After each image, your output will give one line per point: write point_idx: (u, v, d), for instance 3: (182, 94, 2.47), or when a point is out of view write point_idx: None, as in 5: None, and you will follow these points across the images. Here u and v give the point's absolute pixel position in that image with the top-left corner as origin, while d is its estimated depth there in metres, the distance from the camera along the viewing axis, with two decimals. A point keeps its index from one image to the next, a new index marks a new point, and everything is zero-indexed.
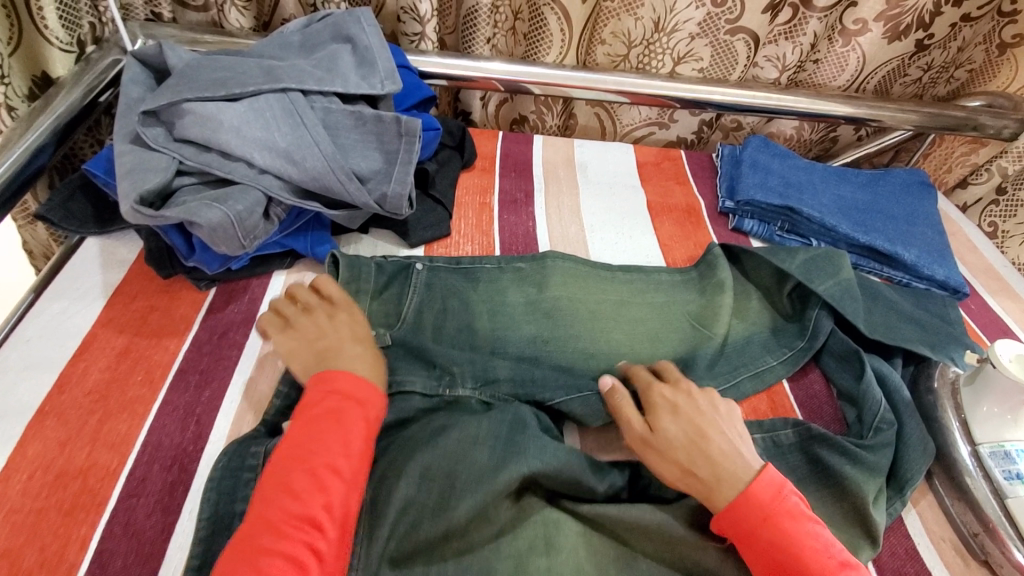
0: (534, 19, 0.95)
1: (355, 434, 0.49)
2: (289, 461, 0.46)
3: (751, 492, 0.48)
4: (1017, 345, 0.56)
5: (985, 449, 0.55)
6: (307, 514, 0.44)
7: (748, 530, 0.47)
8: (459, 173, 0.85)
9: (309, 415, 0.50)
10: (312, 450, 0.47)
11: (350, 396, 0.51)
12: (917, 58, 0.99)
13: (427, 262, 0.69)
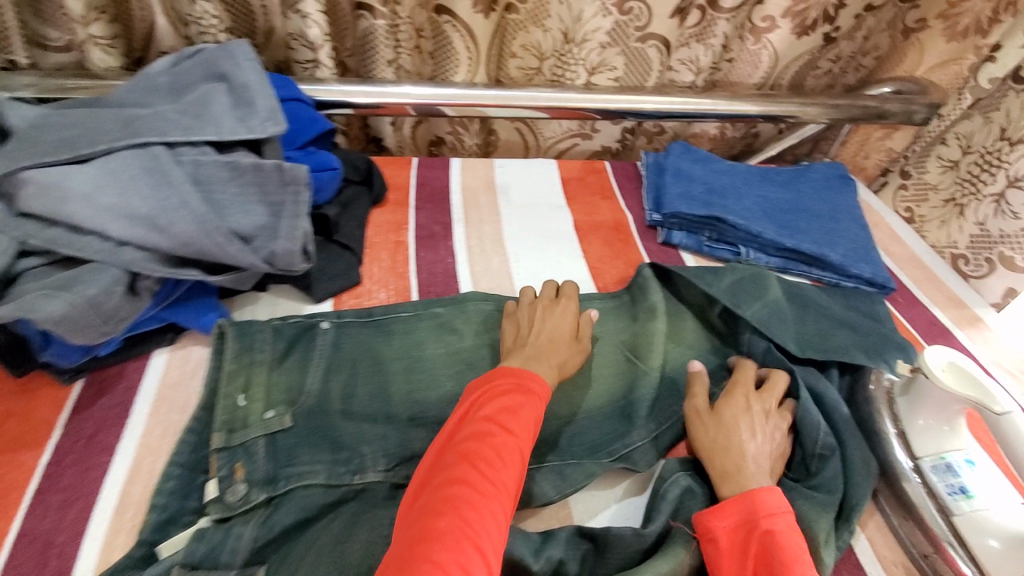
0: (438, 37, 0.90)
1: (533, 420, 0.51)
2: (481, 430, 0.48)
3: (729, 503, 0.50)
4: (946, 352, 0.55)
5: (927, 463, 0.54)
6: (497, 484, 0.45)
7: (712, 530, 0.49)
8: (370, 210, 0.78)
9: (491, 394, 0.51)
10: (502, 424, 0.49)
11: (533, 389, 0.53)
12: (826, 51, 0.99)
13: (334, 318, 0.63)
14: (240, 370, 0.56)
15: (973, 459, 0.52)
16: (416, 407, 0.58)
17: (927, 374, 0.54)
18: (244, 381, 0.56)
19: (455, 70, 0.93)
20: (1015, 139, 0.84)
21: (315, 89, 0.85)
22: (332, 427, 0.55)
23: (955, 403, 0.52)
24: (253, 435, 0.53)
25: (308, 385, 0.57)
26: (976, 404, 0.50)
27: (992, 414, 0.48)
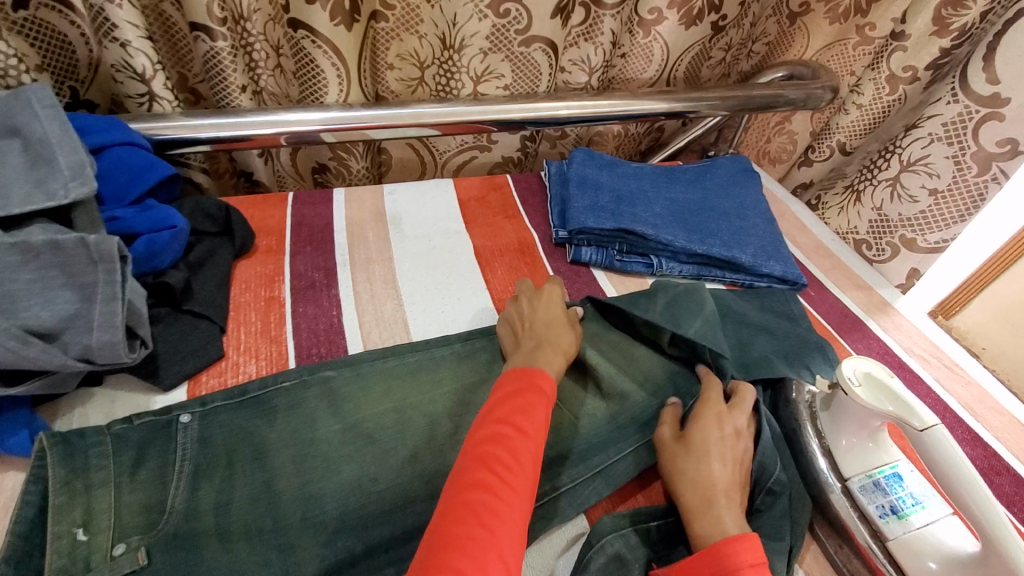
0: (299, 54, 0.80)
1: (546, 421, 0.47)
2: (495, 434, 0.44)
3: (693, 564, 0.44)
4: (860, 361, 0.52)
5: (856, 484, 0.51)
6: (516, 489, 0.41)
7: None
8: (233, 265, 0.68)
9: (502, 397, 0.48)
10: (520, 424, 0.46)
11: (544, 391, 0.49)
12: (717, 41, 0.97)
13: (197, 407, 0.52)
14: (70, 499, 0.44)
15: (900, 472, 0.49)
16: (310, 505, 0.48)
17: (844, 388, 0.51)
18: (83, 511, 0.44)
19: (325, 91, 0.82)
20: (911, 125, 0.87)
21: (156, 125, 0.72)
22: (198, 559, 0.44)
23: (874, 417, 0.49)
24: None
25: (174, 501, 0.46)
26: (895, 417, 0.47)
27: (911, 428, 0.45)
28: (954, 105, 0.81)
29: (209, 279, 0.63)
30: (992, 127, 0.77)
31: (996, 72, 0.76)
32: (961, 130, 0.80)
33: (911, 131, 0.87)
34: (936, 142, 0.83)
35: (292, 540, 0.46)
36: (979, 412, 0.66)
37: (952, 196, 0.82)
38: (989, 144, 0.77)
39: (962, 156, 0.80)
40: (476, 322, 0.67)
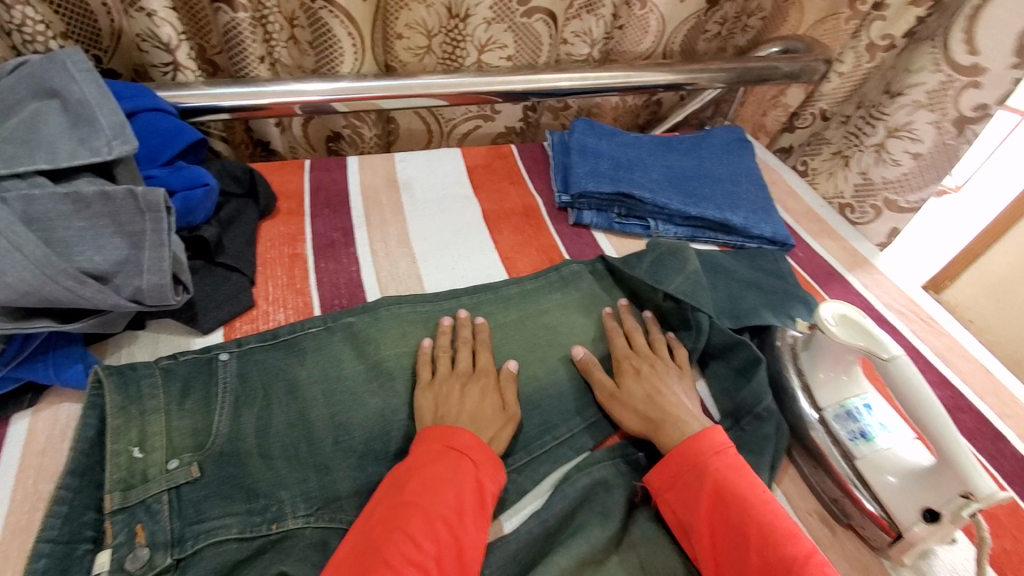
0: (315, 24, 0.83)
1: (471, 491, 0.48)
2: (410, 507, 0.46)
3: (678, 454, 0.52)
4: (836, 304, 0.56)
5: (829, 412, 0.57)
6: (417, 565, 0.42)
7: (674, 475, 0.51)
8: (258, 224, 0.73)
9: (424, 464, 0.49)
10: (428, 495, 0.46)
11: (470, 456, 0.50)
12: (713, 14, 1.01)
13: (233, 347, 0.58)
14: (126, 422, 0.50)
15: (869, 402, 0.56)
16: (341, 432, 0.53)
17: (821, 328, 0.56)
18: (138, 432, 0.50)
19: (341, 61, 0.86)
20: (895, 93, 0.92)
21: (180, 93, 0.77)
22: (243, 473, 0.49)
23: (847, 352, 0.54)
24: (155, 491, 0.47)
25: (217, 427, 0.52)
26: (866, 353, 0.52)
27: (880, 362, 0.50)
28: (937, 74, 0.86)
29: (238, 236, 0.68)
30: (971, 95, 0.82)
31: (976, 44, 0.81)
32: (943, 97, 0.85)
33: (895, 99, 0.91)
34: (920, 109, 0.88)
35: (326, 461, 0.52)
36: (950, 358, 0.72)
37: (933, 160, 0.88)
38: (967, 110, 0.83)
39: (943, 123, 0.86)
40: (484, 278, 0.73)
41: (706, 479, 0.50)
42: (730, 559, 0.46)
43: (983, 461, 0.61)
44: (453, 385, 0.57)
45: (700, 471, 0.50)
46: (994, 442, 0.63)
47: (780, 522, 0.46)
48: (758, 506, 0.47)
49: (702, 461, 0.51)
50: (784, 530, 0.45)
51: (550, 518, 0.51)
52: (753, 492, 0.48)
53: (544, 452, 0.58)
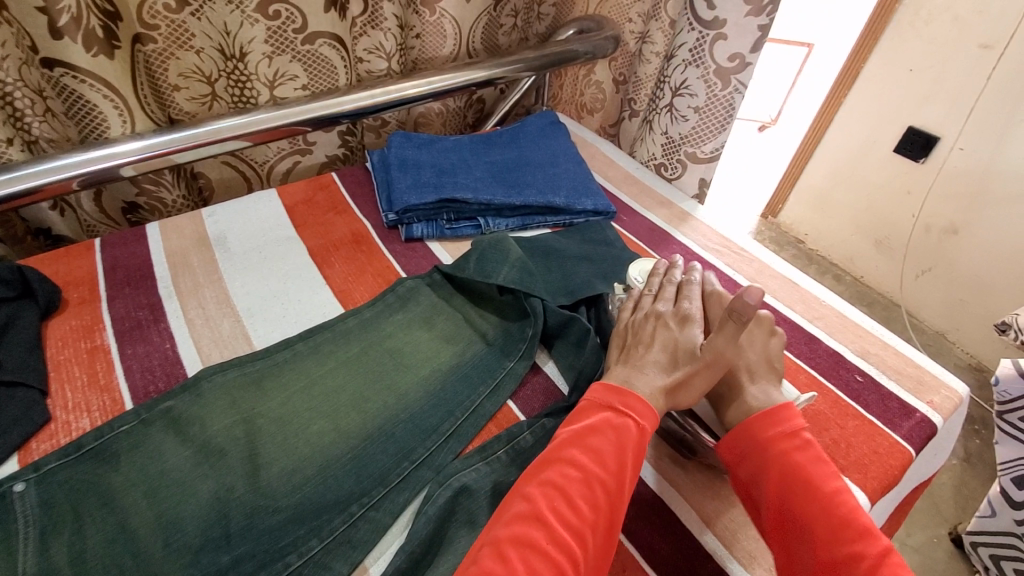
0: (66, 94, 0.74)
1: (632, 451, 0.51)
2: (574, 467, 0.49)
3: (749, 432, 0.54)
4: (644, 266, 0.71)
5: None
6: (573, 529, 0.46)
7: (743, 454, 0.54)
8: (44, 325, 0.64)
9: (601, 419, 0.53)
10: (582, 459, 0.50)
11: (636, 416, 0.53)
12: (502, 8, 1.03)
13: (31, 473, 0.50)
14: None
15: None
16: (171, 530, 0.48)
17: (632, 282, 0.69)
18: None
19: (105, 126, 0.77)
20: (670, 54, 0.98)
21: None
22: None
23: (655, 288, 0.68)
24: None
25: (15, 570, 0.45)
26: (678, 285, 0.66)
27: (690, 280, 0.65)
28: (692, 32, 0.91)
29: (17, 345, 0.60)
30: (722, 46, 0.88)
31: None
32: (702, 53, 0.91)
33: (672, 61, 0.97)
34: (689, 67, 0.94)
35: (154, 569, 0.46)
36: (762, 280, 0.80)
37: (711, 110, 0.94)
38: (723, 61, 0.89)
39: (708, 76, 0.92)
40: (319, 317, 0.69)
41: (777, 461, 0.52)
42: (796, 537, 0.49)
43: (800, 364, 0.69)
44: (649, 323, 0.61)
45: (772, 451, 0.53)
46: (808, 343, 0.71)
47: (854, 518, 0.48)
48: (836, 496, 0.50)
49: (768, 444, 0.53)
50: (857, 527, 0.48)
51: (415, 546, 0.49)
52: (829, 482, 0.51)
53: (403, 478, 0.55)
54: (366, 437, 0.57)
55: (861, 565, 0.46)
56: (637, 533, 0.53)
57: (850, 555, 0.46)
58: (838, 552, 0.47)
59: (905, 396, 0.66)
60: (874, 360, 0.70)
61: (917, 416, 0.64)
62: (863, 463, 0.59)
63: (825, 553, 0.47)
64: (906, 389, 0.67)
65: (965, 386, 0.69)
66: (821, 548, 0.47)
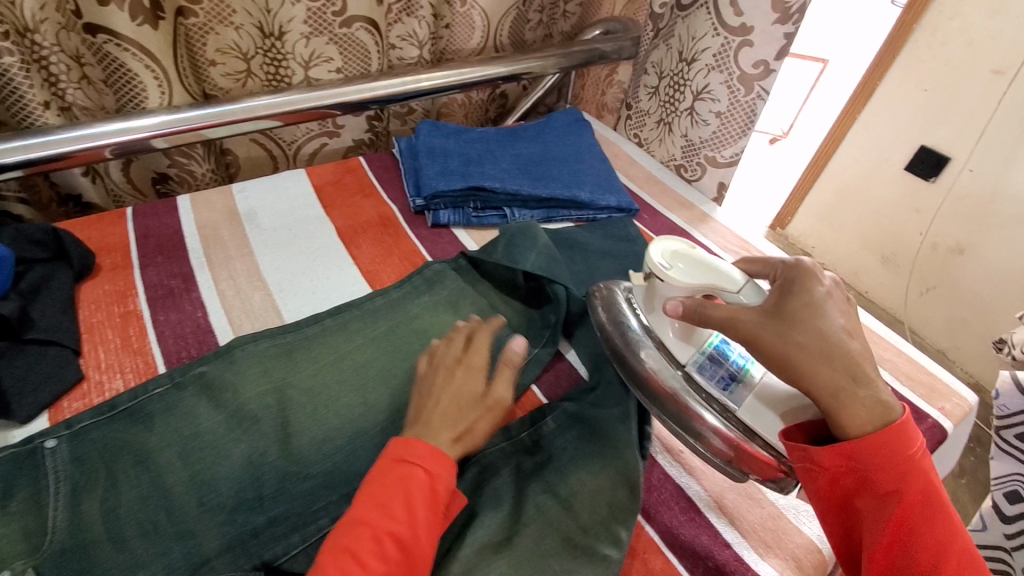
0: (105, 61, 0.76)
1: (425, 504, 0.45)
2: (366, 528, 0.43)
3: (887, 437, 0.43)
4: (670, 244, 0.57)
5: (692, 368, 0.57)
6: None
7: (883, 465, 0.43)
8: (78, 288, 0.65)
9: (388, 471, 0.45)
10: (372, 515, 0.43)
11: (432, 470, 0.46)
12: (530, 5, 1.04)
13: (63, 430, 0.51)
14: None
15: (724, 339, 0.56)
16: (205, 490, 0.50)
17: (665, 274, 0.55)
18: None
19: (144, 96, 0.78)
20: (690, 59, 0.99)
21: None
22: (92, 564, 0.44)
23: (690, 296, 0.54)
24: None
25: (52, 521, 0.46)
26: (715, 289, 0.53)
27: (730, 295, 0.52)
28: (717, 38, 0.92)
29: (51, 304, 0.60)
30: (747, 53, 0.89)
31: (739, 6, 0.87)
32: (726, 58, 0.92)
33: (693, 65, 0.98)
34: (712, 72, 0.95)
35: (190, 525, 0.48)
36: None
37: (733, 115, 0.95)
38: (747, 68, 0.90)
39: (731, 81, 0.93)
40: (347, 295, 0.71)
41: (911, 485, 0.43)
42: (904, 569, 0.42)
43: None
44: (454, 367, 0.54)
45: (909, 471, 0.43)
46: None
47: (968, 547, 0.43)
48: (954, 525, 0.43)
49: (910, 461, 0.43)
50: (969, 558, 0.43)
51: None
52: (948, 511, 0.44)
53: None
54: (393, 414, 0.59)
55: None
56: (656, 518, 0.55)
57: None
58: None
59: (917, 402, 0.68)
60: (888, 366, 0.72)
61: (930, 421, 0.66)
62: None
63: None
64: (918, 395, 0.68)
65: (976, 395, 0.71)
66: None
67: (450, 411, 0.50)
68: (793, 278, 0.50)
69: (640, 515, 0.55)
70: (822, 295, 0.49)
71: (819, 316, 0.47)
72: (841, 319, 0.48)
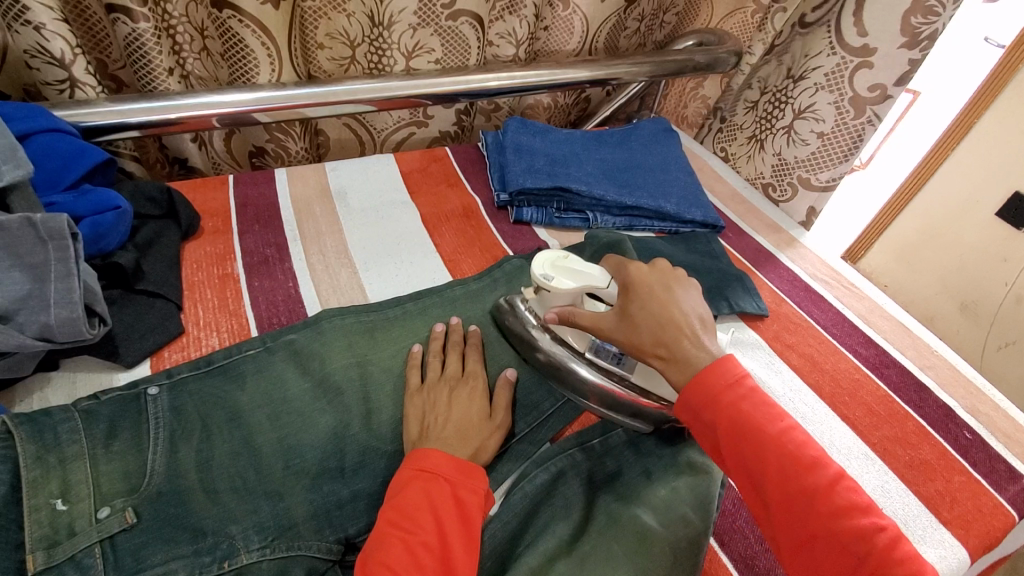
0: (225, 34, 0.79)
1: (452, 512, 0.47)
2: (399, 535, 0.44)
3: (702, 378, 0.47)
4: (543, 259, 0.59)
5: (591, 353, 0.60)
6: None
7: (700, 408, 0.47)
8: (182, 246, 0.68)
9: (412, 485, 0.48)
10: (402, 524, 0.45)
11: (453, 481, 0.48)
12: (630, 12, 1.02)
13: (163, 379, 0.53)
14: (53, 472, 0.45)
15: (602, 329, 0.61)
16: (292, 454, 0.51)
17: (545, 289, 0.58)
18: (60, 482, 0.45)
19: (256, 71, 0.82)
20: (798, 77, 0.96)
21: (82, 111, 0.70)
22: (187, 512, 0.46)
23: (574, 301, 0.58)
24: (86, 545, 0.43)
25: (152, 465, 0.48)
26: (587, 290, 0.57)
27: (602, 293, 0.56)
28: (833, 57, 0.89)
29: (160, 260, 0.64)
30: (864, 75, 0.86)
31: (863, 26, 0.84)
32: (840, 78, 0.89)
33: (799, 82, 0.95)
34: (821, 91, 0.92)
35: (278, 486, 0.49)
36: (871, 319, 0.77)
37: (836, 138, 0.92)
38: (862, 90, 0.87)
39: (842, 102, 0.90)
40: (429, 281, 0.71)
41: (725, 410, 0.45)
42: (758, 497, 0.44)
43: (910, 411, 0.66)
44: (441, 390, 0.56)
45: (722, 402, 0.45)
46: (919, 392, 0.68)
47: (802, 451, 0.43)
48: (783, 435, 0.44)
49: (716, 396, 0.46)
50: (808, 460, 0.42)
51: (512, 519, 0.52)
52: (777, 420, 0.44)
53: (505, 447, 0.57)
54: None
55: (818, 500, 0.41)
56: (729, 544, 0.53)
57: (807, 488, 0.41)
58: (802, 496, 0.41)
59: (1015, 461, 0.62)
60: (984, 420, 0.66)
61: None
62: (967, 519, 0.56)
63: (793, 501, 0.41)
64: (1017, 455, 0.63)
65: None
66: (783, 503, 0.42)
67: (459, 435, 0.52)
68: (626, 274, 0.55)
69: (713, 539, 0.53)
70: (648, 281, 0.53)
71: (668, 302, 0.52)
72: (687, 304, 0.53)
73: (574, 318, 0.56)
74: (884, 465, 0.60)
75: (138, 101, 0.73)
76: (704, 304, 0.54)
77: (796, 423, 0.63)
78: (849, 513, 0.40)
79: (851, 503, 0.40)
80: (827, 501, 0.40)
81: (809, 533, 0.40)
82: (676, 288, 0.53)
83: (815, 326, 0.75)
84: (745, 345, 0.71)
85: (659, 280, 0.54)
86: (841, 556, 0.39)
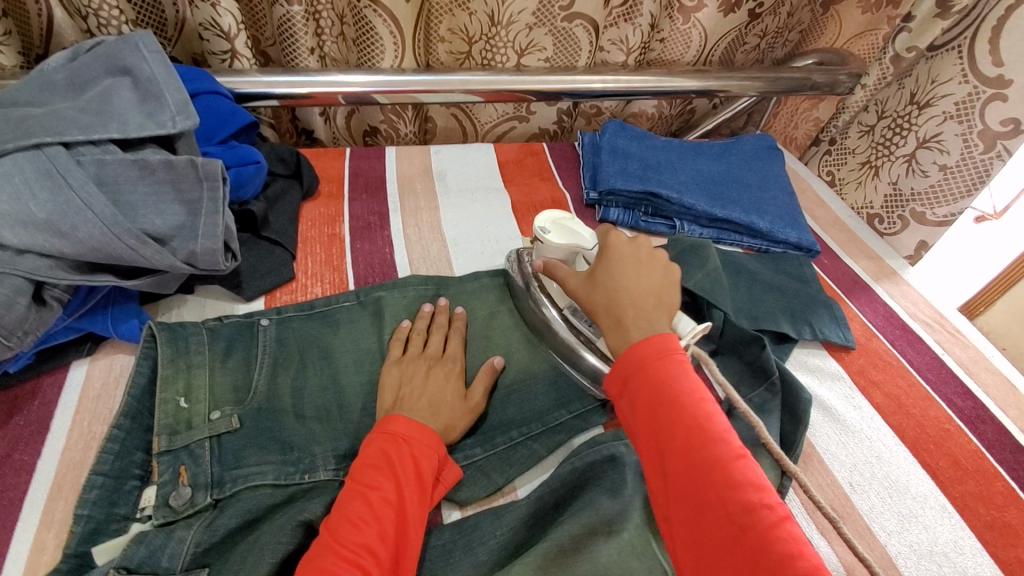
0: (360, 23, 0.88)
1: (409, 471, 0.49)
2: (360, 489, 0.47)
3: (634, 350, 0.47)
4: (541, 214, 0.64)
5: (568, 311, 0.62)
6: (366, 544, 0.44)
7: (625, 377, 0.46)
8: (301, 205, 0.77)
9: (375, 447, 0.50)
10: (362, 481, 0.47)
11: (417, 443, 0.50)
12: (752, 27, 1.01)
13: (274, 314, 0.61)
14: (179, 376, 0.53)
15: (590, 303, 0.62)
16: (371, 397, 0.57)
17: (540, 241, 0.62)
18: (185, 384, 0.53)
19: (381, 56, 0.90)
20: (923, 103, 0.90)
21: (237, 79, 0.81)
22: (280, 427, 0.53)
23: (563, 257, 0.61)
24: (198, 437, 0.50)
25: (256, 383, 0.55)
26: (576, 250, 0.61)
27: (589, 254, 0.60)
28: (964, 85, 0.84)
29: (283, 214, 0.72)
30: (996, 108, 0.81)
31: (1000, 55, 0.80)
32: (970, 109, 0.84)
33: (924, 110, 0.90)
34: (949, 121, 0.87)
35: (355, 424, 0.55)
36: (973, 369, 0.71)
37: (960, 172, 0.86)
38: (994, 124, 0.81)
39: (970, 135, 0.84)
40: None
41: (647, 379, 0.45)
42: (660, 470, 0.42)
43: (1000, 471, 0.60)
44: (420, 365, 0.58)
45: (648, 374, 0.45)
46: (1015, 454, 0.62)
47: (710, 425, 0.42)
48: (695, 408, 0.43)
49: (639, 368, 0.46)
50: (713, 433, 0.42)
51: (558, 491, 0.54)
52: (692, 391, 0.44)
53: (560, 424, 0.60)
54: (534, 380, 0.62)
55: (716, 472, 0.40)
56: None
57: (706, 459, 0.41)
58: (701, 471, 0.40)
59: None
60: None
61: None
62: None
63: (690, 474, 0.40)
64: None
65: None
66: (682, 474, 0.41)
67: (431, 408, 0.54)
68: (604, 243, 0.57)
69: None
70: (620, 257, 0.55)
71: (636, 273, 0.54)
72: (658, 277, 0.54)
73: (557, 273, 0.58)
74: (961, 520, 0.56)
75: (284, 74, 0.83)
76: (672, 284, 0.54)
77: (870, 463, 0.60)
78: (742, 486, 0.39)
79: (745, 479, 0.39)
80: (724, 473, 0.40)
81: (701, 507, 0.39)
82: (644, 268, 0.54)
83: (908, 367, 0.70)
84: (825, 375, 0.68)
85: (630, 255, 0.55)
86: (724, 529, 0.38)
